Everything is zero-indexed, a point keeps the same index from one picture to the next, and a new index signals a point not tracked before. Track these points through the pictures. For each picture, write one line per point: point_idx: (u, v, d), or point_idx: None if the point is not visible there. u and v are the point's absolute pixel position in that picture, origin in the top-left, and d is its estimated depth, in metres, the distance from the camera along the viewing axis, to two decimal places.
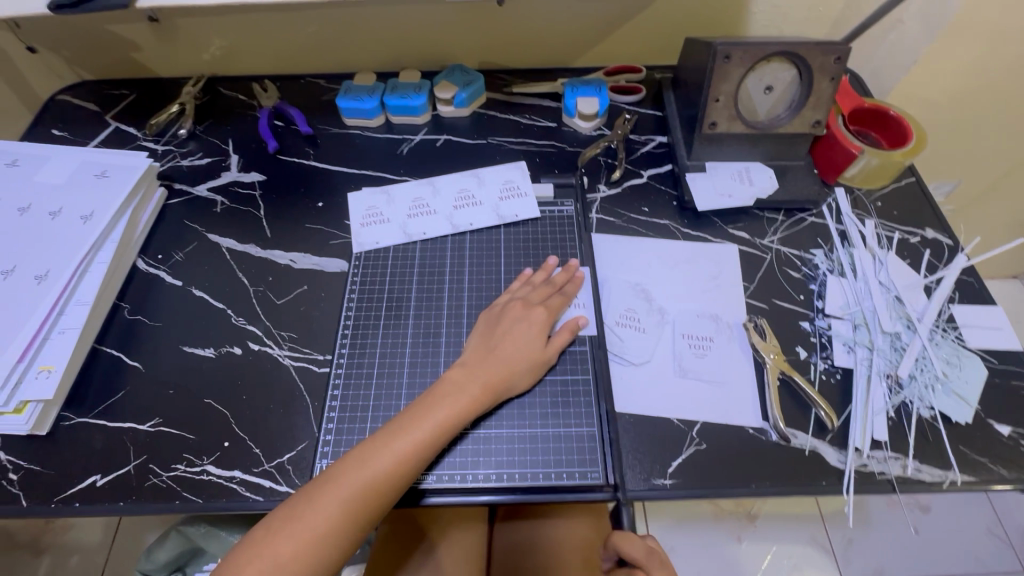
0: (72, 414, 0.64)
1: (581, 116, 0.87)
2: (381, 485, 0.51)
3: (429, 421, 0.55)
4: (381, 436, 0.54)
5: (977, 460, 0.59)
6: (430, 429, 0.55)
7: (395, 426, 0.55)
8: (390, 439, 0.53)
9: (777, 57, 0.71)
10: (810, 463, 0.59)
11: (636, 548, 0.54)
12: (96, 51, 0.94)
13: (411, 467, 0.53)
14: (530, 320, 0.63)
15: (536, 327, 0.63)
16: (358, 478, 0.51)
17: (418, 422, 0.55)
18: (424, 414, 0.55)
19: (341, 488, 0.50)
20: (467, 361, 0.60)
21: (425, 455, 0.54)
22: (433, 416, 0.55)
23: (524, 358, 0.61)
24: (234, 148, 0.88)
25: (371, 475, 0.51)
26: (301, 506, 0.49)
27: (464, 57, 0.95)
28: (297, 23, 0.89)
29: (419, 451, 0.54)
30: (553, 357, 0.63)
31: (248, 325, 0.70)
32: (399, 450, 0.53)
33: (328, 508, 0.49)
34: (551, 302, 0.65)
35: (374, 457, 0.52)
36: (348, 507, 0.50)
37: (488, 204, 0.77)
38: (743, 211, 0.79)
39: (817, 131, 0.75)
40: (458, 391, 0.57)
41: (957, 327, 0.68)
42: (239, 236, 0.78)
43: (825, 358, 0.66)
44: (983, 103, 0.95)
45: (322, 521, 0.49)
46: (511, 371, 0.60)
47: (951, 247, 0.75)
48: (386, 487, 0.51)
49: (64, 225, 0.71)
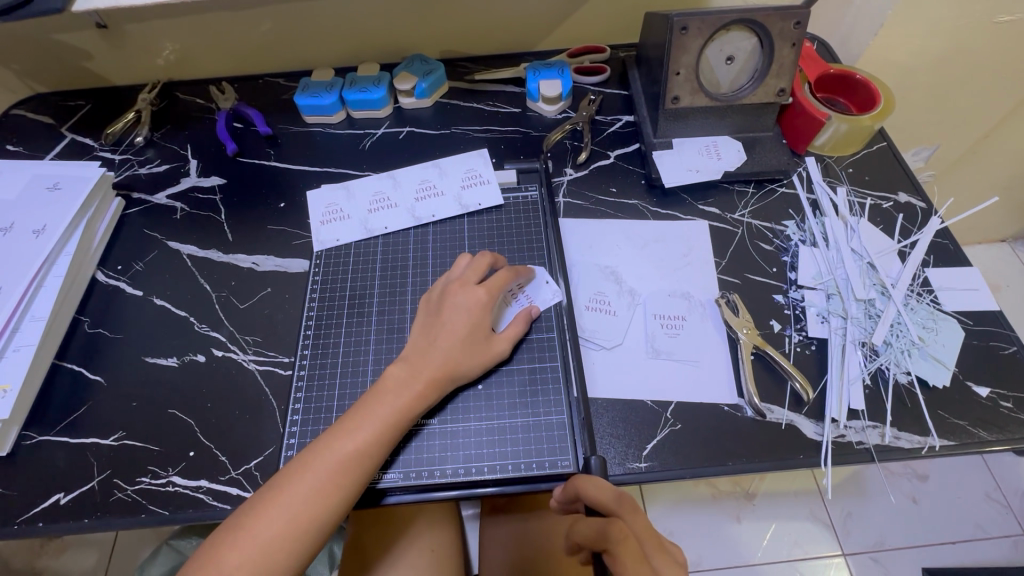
0: (34, 433, 0.62)
1: (544, 100, 0.85)
2: (328, 487, 0.50)
3: (373, 420, 0.53)
4: (326, 440, 0.52)
5: (956, 424, 0.58)
6: (375, 427, 0.53)
7: (339, 429, 0.53)
8: (335, 440, 0.52)
9: (735, 25, 0.69)
10: (787, 437, 0.58)
11: (604, 493, 0.49)
12: (47, 62, 0.92)
13: (361, 467, 0.51)
14: (471, 303, 0.60)
15: (478, 311, 0.60)
16: (303, 486, 0.49)
17: (364, 421, 0.53)
18: (369, 412, 0.54)
19: (286, 495, 0.49)
20: (411, 355, 0.58)
21: (373, 454, 0.52)
22: (377, 414, 0.54)
23: (467, 347, 0.59)
24: (193, 153, 0.86)
25: (318, 478, 0.50)
26: (247, 519, 0.48)
27: (424, 47, 0.93)
28: (249, 21, 0.87)
29: (364, 451, 0.52)
30: (503, 343, 0.61)
31: (211, 331, 0.69)
32: (344, 451, 0.51)
33: (274, 520, 0.48)
34: (492, 282, 0.62)
35: (319, 463, 0.50)
36: (295, 516, 0.48)
37: (450, 194, 0.75)
38: (713, 186, 0.77)
39: (783, 99, 0.74)
40: (401, 386, 0.56)
41: (932, 291, 0.67)
42: (200, 242, 0.76)
43: (800, 329, 0.65)
44: (955, 64, 0.93)
45: (269, 532, 0.47)
46: (458, 361, 0.58)
47: (924, 210, 0.73)
48: (334, 493, 0.50)
49: (17, 241, 0.69)
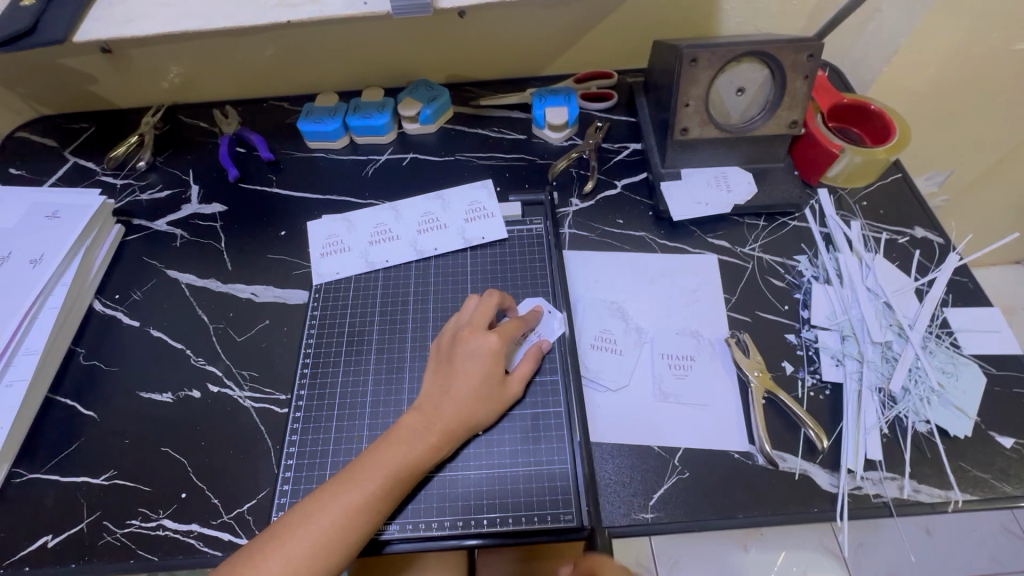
0: (24, 470, 0.61)
1: (550, 127, 0.83)
2: (329, 542, 0.48)
3: (382, 471, 0.52)
4: (329, 489, 0.51)
5: (979, 477, 0.55)
6: (383, 479, 0.51)
7: (345, 477, 0.51)
8: (341, 490, 0.50)
9: (747, 57, 0.67)
10: (800, 488, 0.56)
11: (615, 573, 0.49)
12: (51, 85, 0.91)
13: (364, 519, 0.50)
14: (487, 351, 0.58)
15: (493, 360, 0.58)
16: (303, 539, 0.48)
17: (372, 469, 0.52)
18: (377, 462, 0.52)
19: (285, 546, 0.47)
20: (425, 404, 0.56)
21: (379, 506, 0.51)
22: (387, 465, 0.52)
23: (483, 396, 0.57)
24: (195, 178, 0.85)
25: (319, 531, 0.48)
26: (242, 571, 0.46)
27: (429, 71, 0.92)
28: (253, 46, 0.86)
29: (369, 506, 0.50)
30: (515, 390, 0.59)
31: (207, 365, 0.67)
32: (349, 504, 0.50)
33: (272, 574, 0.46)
34: (506, 328, 0.61)
35: (322, 514, 0.49)
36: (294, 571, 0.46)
37: (453, 227, 0.74)
38: (722, 218, 0.75)
39: (795, 131, 0.72)
40: (415, 438, 0.54)
41: (951, 332, 0.64)
42: (200, 271, 0.75)
43: (813, 372, 0.62)
44: (972, 91, 0.91)
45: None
46: (473, 413, 0.56)
47: (942, 246, 0.71)
48: (336, 547, 0.48)
49: (13, 271, 0.68)
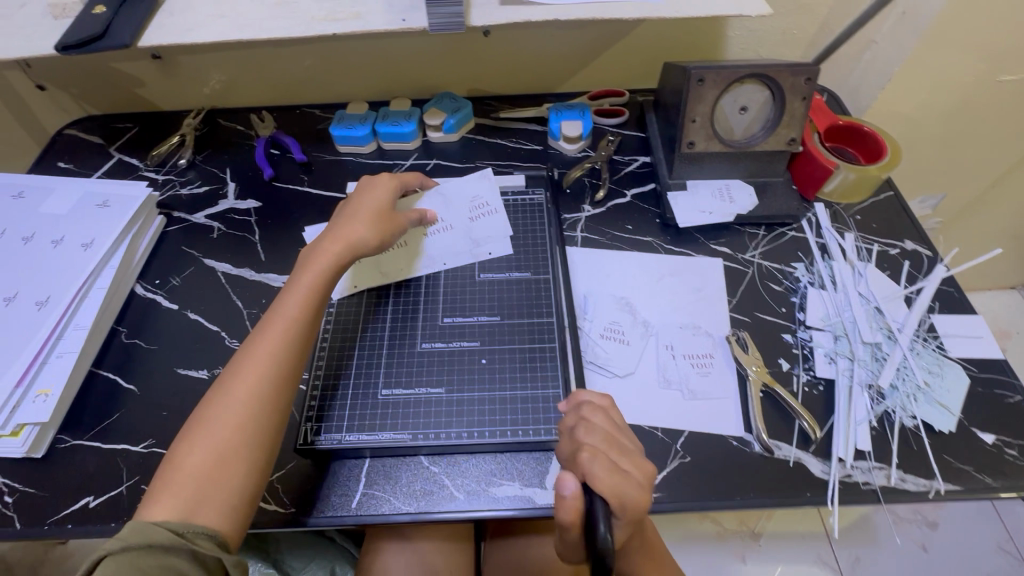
0: (68, 436, 0.65)
1: (566, 139, 0.89)
2: (250, 411, 0.53)
3: (269, 351, 0.56)
4: (231, 379, 0.55)
5: (962, 469, 0.59)
6: (271, 355, 0.56)
7: (238, 367, 0.55)
8: (239, 382, 0.54)
9: (749, 79, 0.73)
10: (795, 474, 0.60)
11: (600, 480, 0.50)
12: (102, 87, 0.98)
13: (271, 377, 0.55)
14: (348, 227, 0.66)
15: (351, 227, 0.66)
16: (223, 415, 0.52)
17: (263, 332, 0.58)
18: (263, 347, 0.56)
19: (206, 434, 0.51)
20: (279, 312, 0.59)
21: (279, 361, 0.56)
22: (270, 345, 0.57)
23: (337, 255, 0.64)
24: (232, 176, 0.91)
25: (234, 413, 0.52)
26: (174, 463, 0.50)
27: (453, 85, 0.99)
28: (292, 57, 0.93)
29: (274, 374, 0.55)
30: (375, 237, 0.67)
31: (241, 346, 0.72)
32: (255, 386, 0.54)
33: (203, 452, 0.50)
34: (377, 197, 0.70)
35: (236, 380, 0.54)
36: (221, 441, 0.51)
37: (460, 227, 0.77)
38: (725, 227, 0.81)
39: (793, 148, 0.78)
40: (282, 326, 0.58)
41: (937, 337, 0.69)
42: (235, 261, 0.80)
43: (807, 369, 0.67)
44: (962, 119, 0.97)
45: (200, 461, 0.50)
46: (325, 272, 0.62)
47: (930, 258, 0.76)
48: (267, 412, 0.54)
49: (66, 253, 0.74)
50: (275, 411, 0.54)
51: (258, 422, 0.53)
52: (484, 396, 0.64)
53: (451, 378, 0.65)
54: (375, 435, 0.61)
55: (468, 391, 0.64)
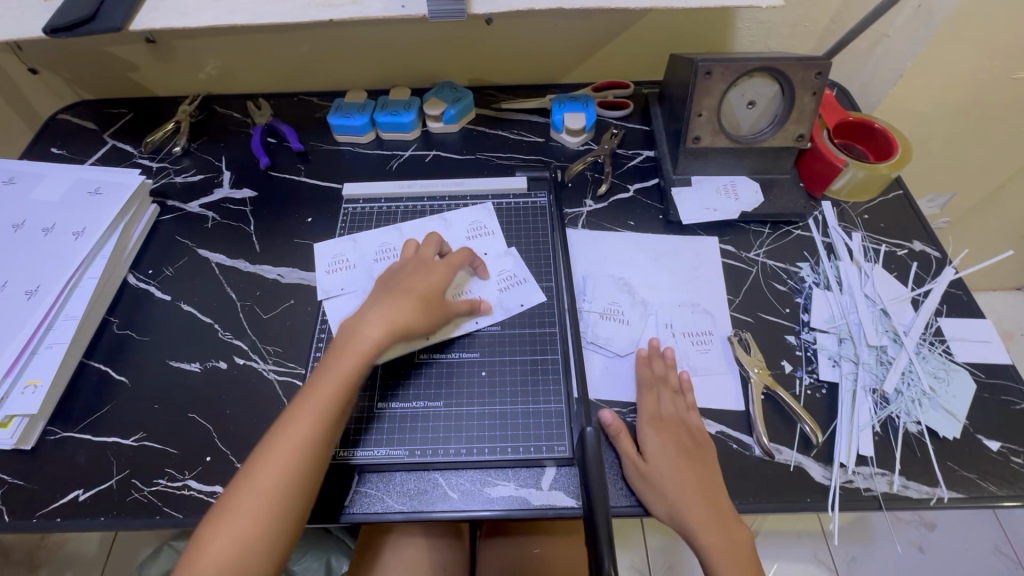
0: (58, 429, 0.64)
1: (568, 132, 0.87)
2: (276, 497, 0.50)
3: (299, 432, 0.53)
4: (260, 459, 0.52)
5: (966, 477, 0.58)
6: (303, 437, 0.53)
7: (267, 445, 0.53)
8: (266, 464, 0.51)
9: (758, 72, 0.71)
10: (795, 479, 0.59)
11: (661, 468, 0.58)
12: (96, 71, 0.96)
13: (299, 467, 0.52)
14: (390, 308, 0.61)
15: (395, 308, 0.61)
16: (249, 498, 0.50)
17: (291, 416, 0.54)
18: (295, 427, 0.53)
19: (231, 519, 0.49)
20: (314, 388, 0.56)
21: (307, 451, 0.52)
22: (299, 426, 0.53)
23: (376, 340, 0.59)
24: (227, 164, 0.89)
25: (259, 498, 0.50)
26: (198, 550, 0.48)
27: (454, 74, 0.97)
28: (290, 43, 0.91)
29: (302, 456, 0.52)
30: (421, 323, 0.61)
31: (234, 339, 0.71)
32: (283, 470, 0.51)
33: (224, 542, 0.48)
34: (426, 279, 0.64)
35: (260, 470, 0.51)
36: (245, 532, 0.49)
37: (454, 242, 0.77)
38: (729, 224, 0.79)
39: (802, 144, 0.76)
40: (315, 404, 0.55)
41: (945, 341, 0.67)
42: (229, 251, 0.79)
43: (811, 372, 0.65)
44: (974, 116, 0.95)
45: (224, 551, 0.48)
46: (361, 357, 0.58)
47: (939, 259, 0.74)
48: (293, 495, 0.51)
49: (57, 241, 0.72)
50: (300, 495, 0.51)
51: (284, 507, 0.50)
52: (487, 422, 0.62)
53: (453, 396, 0.64)
54: (369, 441, 0.60)
55: (467, 405, 0.63)
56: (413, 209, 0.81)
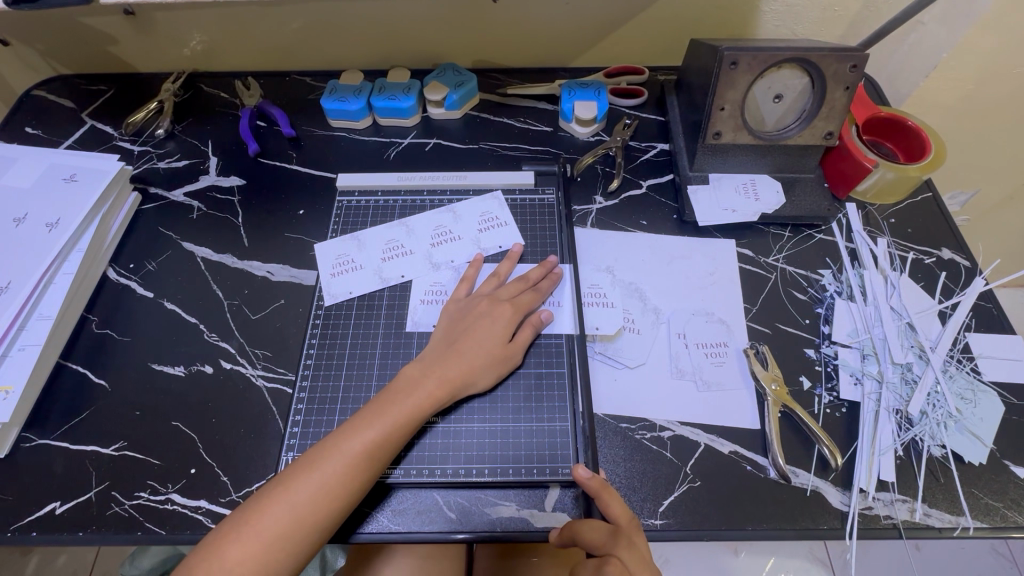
0: (33, 435, 0.61)
1: (578, 122, 0.82)
2: (303, 520, 0.49)
3: (337, 459, 0.51)
4: (293, 476, 0.50)
5: (991, 505, 0.55)
6: (340, 466, 0.51)
7: (306, 463, 0.51)
8: (295, 486, 0.50)
9: (788, 64, 0.66)
10: (811, 504, 0.56)
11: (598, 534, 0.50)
12: (72, 45, 0.90)
13: (330, 507, 0.50)
14: (459, 366, 0.58)
15: (465, 365, 0.58)
16: (276, 518, 0.48)
17: (337, 448, 0.51)
18: (336, 452, 0.51)
19: (250, 533, 0.48)
20: (372, 410, 0.54)
21: (345, 496, 0.50)
22: (341, 453, 0.51)
23: (449, 382, 0.57)
24: (214, 149, 0.84)
25: (283, 519, 0.48)
26: (212, 554, 0.47)
27: (456, 56, 0.91)
28: (280, 18, 0.84)
29: (338, 483, 0.50)
30: (488, 378, 0.59)
31: (221, 342, 0.66)
32: (314, 496, 0.49)
33: (239, 555, 0.47)
34: (498, 329, 0.61)
35: (276, 509, 0.49)
36: (263, 551, 0.47)
37: (467, 238, 0.72)
38: (748, 226, 0.74)
39: (829, 142, 0.71)
40: (363, 430, 0.53)
41: (973, 358, 0.64)
42: (215, 245, 0.74)
43: (831, 389, 0.62)
44: (1007, 112, 0.89)
45: (240, 563, 0.47)
46: (416, 412, 0.55)
47: (969, 269, 0.70)
48: (320, 521, 0.49)
49: (30, 233, 0.67)
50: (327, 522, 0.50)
51: (309, 531, 0.49)
52: (491, 442, 0.58)
53: (453, 413, 0.60)
54: None
55: (467, 422, 0.59)
56: (412, 202, 0.77)
